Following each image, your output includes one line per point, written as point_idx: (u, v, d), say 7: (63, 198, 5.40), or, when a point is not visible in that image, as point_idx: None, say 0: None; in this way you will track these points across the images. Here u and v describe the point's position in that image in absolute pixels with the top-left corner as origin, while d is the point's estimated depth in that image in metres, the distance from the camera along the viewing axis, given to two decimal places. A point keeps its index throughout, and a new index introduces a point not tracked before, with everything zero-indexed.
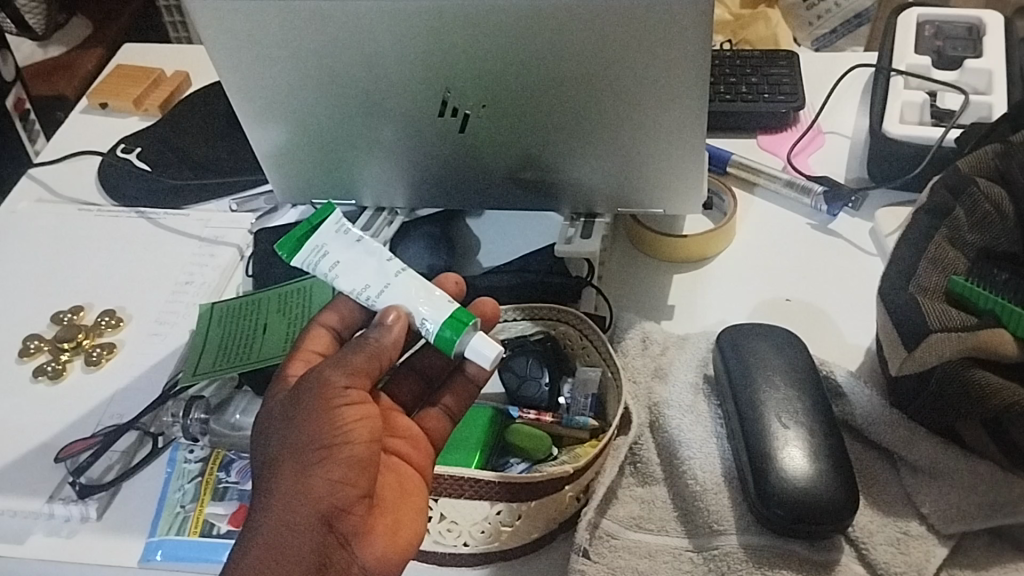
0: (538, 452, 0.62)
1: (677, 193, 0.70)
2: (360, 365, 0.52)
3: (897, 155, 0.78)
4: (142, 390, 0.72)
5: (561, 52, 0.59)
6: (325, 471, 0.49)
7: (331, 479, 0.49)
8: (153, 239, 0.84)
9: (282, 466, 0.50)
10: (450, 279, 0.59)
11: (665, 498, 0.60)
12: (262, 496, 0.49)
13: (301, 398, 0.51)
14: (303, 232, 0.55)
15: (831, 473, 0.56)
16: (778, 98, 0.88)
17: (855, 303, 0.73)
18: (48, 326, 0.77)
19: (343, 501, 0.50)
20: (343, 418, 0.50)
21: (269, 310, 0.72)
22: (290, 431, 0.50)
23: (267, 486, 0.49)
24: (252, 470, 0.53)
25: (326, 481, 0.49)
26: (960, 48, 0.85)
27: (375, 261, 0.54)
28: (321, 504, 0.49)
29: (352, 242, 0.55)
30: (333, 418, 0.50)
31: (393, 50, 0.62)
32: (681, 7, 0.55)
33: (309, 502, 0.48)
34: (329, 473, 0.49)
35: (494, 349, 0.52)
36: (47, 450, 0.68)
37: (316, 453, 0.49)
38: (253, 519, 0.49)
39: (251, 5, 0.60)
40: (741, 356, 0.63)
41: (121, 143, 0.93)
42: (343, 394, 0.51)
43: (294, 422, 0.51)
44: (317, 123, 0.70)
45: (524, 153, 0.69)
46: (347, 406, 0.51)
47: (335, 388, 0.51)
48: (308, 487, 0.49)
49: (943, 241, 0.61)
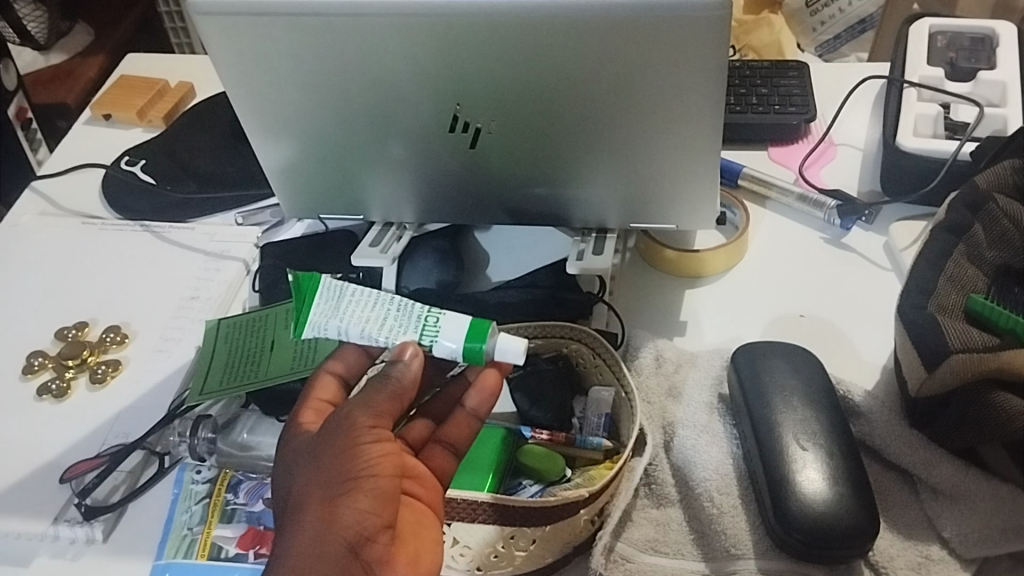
0: (551, 475, 0.60)
1: (689, 209, 0.69)
2: (384, 406, 0.52)
3: (911, 169, 0.77)
4: (148, 408, 0.71)
5: (576, 68, 0.58)
6: (353, 502, 0.49)
7: (359, 510, 0.49)
8: (159, 253, 0.83)
9: (308, 499, 0.49)
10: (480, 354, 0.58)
11: (681, 520, 0.59)
12: (289, 528, 0.49)
13: (326, 436, 0.51)
14: (302, 306, 0.54)
15: (852, 497, 0.55)
16: (788, 109, 0.87)
17: (871, 320, 0.72)
18: (52, 342, 0.76)
19: (369, 530, 0.49)
20: (369, 453, 0.50)
21: (276, 327, 0.71)
22: (317, 464, 0.50)
23: (294, 519, 0.49)
24: (276, 507, 0.52)
25: (354, 512, 0.48)
26: (974, 59, 0.84)
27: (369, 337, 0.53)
28: (348, 534, 0.48)
29: (337, 335, 0.53)
30: (360, 452, 0.50)
31: (403, 63, 0.61)
32: (698, 21, 0.54)
33: (336, 532, 0.48)
34: (354, 504, 0.49)
35: (520, 343, 0.52)
36: (52, 470, 0.67)
37: (343, 485, 0.49)
38: (279, 549, 0.48)
39: (259, 18, 0.59)
40: (757, 376, 0.62)
41: (126, 154, 0.92)
42: (368, 433, 0.51)
43: (320, 456, 0.50)
44: (325, 137, 0.69)
45: (535, 168, 0.68)
46: (374, 440, 0.50)
47: (360, 426, 0.51)
48: (335, 519, 0.48)
49: (962, 259, 0.59)
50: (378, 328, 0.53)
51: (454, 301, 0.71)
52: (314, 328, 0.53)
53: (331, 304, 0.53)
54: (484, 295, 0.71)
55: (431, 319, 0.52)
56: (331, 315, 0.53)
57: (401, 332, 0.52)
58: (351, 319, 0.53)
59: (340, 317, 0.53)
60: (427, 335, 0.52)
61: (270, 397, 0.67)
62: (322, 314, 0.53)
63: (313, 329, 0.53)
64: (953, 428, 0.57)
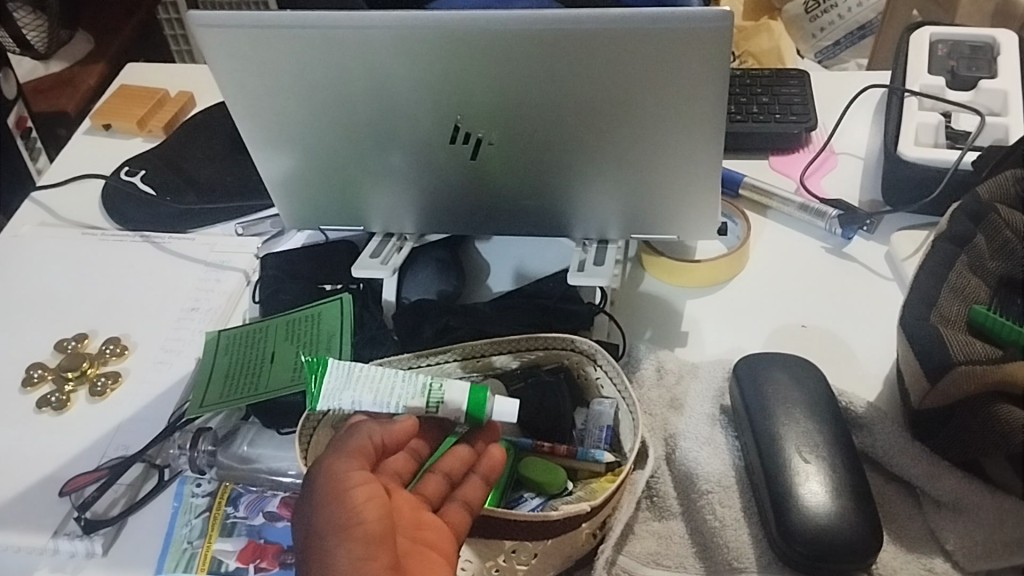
0: (553, 488, 0.60)
1: (691, 217, 0.69)
2: (357, 449, 0.52)
3: (912, 178, 0.77)
4: (148, 421, 0.70)
5: (579, 80, 0.58)
6: (345, 551, 0.47)
7: (352, 555, 0.47)
8: (158, 264, 0.83)
9: (307, 557, 0.48)
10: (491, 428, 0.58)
11: (682, 533, 0.59)
12: None
13: (312, 491, 0.50)
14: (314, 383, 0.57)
15: (855, 510, 0.55)
16: (789, 118, 0.87)
17: (873, 331, 0.72)
18: (52, 354, 0.76)
19: None
20: (353, 497, 0.49)
21: (277, 339, 0.71)
22: (308, 522, 0.49)
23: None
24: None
25: (348, 559, 0.47)
26: (975, 68, 0.84)
27: (380, 404, 0.56)
28: None
29: (349, 406, 0.56)
30: (344, 499, 0.49)
31: (404, 75, 0.61)
32: (702, 32, 0.54)
33: None
34: (347, 552, 0.47)
35: (515, 403, 0.58)
36: (51, 484, 0.67)
37: (333, 535, 0.48)
38: None
39: (261, 31, 0.59)
40: (759, 387, 0.62)
41: (126, 164, 0.91)
42: (349, 478, 0.50)
43: (311, 511, 0.50)
44: (326, 149, 0.69)
45: (536, 178, 0.68)
46: (358, 484, 0.50)
47: (339, 474, 0.50)
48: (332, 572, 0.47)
49: (964, 270, 0.59)
50: (388, 395, 0.57)
51: (455, 312, 0.70)
52: (328, 399, 0.56)
53: (344, 377, 0.57)
54: (485, 306, 0.71)
55: (434, 385, 0.57)
56: (344, 386, 0.57)
57: (412, 395, 0.57)
58: (363, 389, 0.57)
59: (353, 388, 0.57)
60: (432, 398, 0.56)
61: (270, 409, 0.67)
62: (333, 386, 0.57)
63: (326, 401, 0.56)
64: (955, 441, 0.56)
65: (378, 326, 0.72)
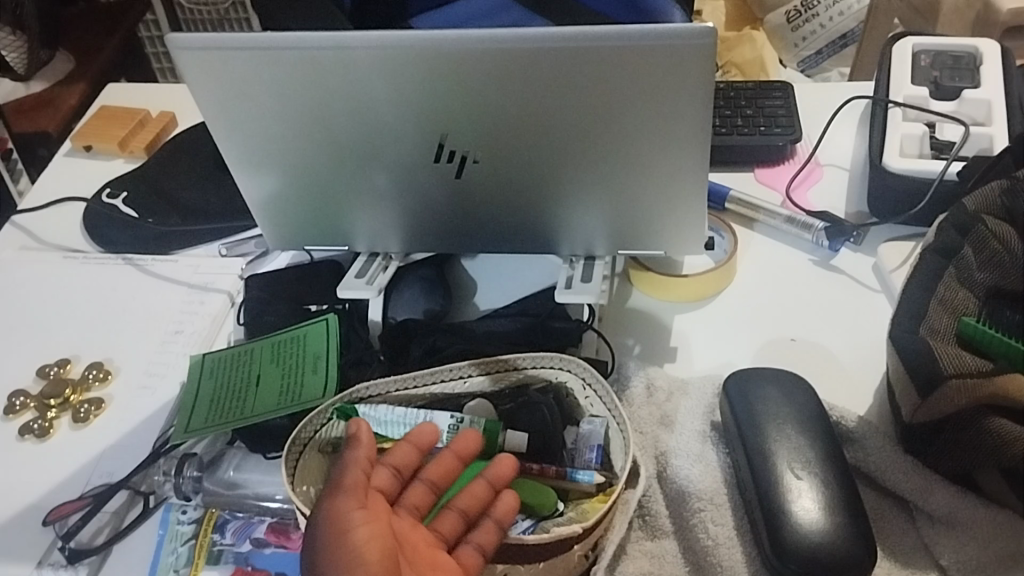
0: (544, 510, 0.59)
1: (679, 232, 0.68)
2: (352, 484, 0.51)
3: (897, 190, 0.77)
4: (132, 447, 0.69)
5: (560, 97, 0.58)
6: None
7: None
8: (142, 287, 0.82)
9: None
10: (509, 464, 0.57)
11: (676, 553, 0.59)
12: None
13: (313, 533, 0.50)
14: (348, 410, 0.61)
15: (848, 527, 0.54)
16: (774, 130, 0.87)
17: (862, 343, 0.72)
18: (34, 381, 0.75)
19: None
20: (353, 543, 0.49)
21: (262, 361, 0.70)
22: (312, 565, 0.50)
23: None
24: None
25: None
26: (958, 79, 0.84)
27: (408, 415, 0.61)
28: None
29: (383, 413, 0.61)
30: (342, 547, 0.49)
31: (387, 94, 0.60)
32: (684, 50, 0.54)
33: None
34: None
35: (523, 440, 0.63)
36: (34, 513, 0.66)
37: None
38: None
39: (241, 51, 0.59)
40: (750, 403, 0.61)
41: (107, 186, 0.91)
42: (349, 521, 0.50)
43: (313, 555, 0.50)
44: (309, 170, 0.68)
45: (521, 195, 0.67)
46: (358, 529, 0.49)
47: (339, 516, 0.50)
48: None
49: (952, 282, 0.59)
50: None
51: (441, 331, 0.70)
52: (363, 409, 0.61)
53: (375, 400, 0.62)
54: (473, 325, 0.70)
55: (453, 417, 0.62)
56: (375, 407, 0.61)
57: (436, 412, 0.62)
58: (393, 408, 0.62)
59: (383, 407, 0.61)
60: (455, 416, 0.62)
61: (257, 434, 0.66)
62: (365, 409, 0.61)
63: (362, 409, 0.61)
64: (948, 455, 0.56)
65: (365, 347, 0.71)
